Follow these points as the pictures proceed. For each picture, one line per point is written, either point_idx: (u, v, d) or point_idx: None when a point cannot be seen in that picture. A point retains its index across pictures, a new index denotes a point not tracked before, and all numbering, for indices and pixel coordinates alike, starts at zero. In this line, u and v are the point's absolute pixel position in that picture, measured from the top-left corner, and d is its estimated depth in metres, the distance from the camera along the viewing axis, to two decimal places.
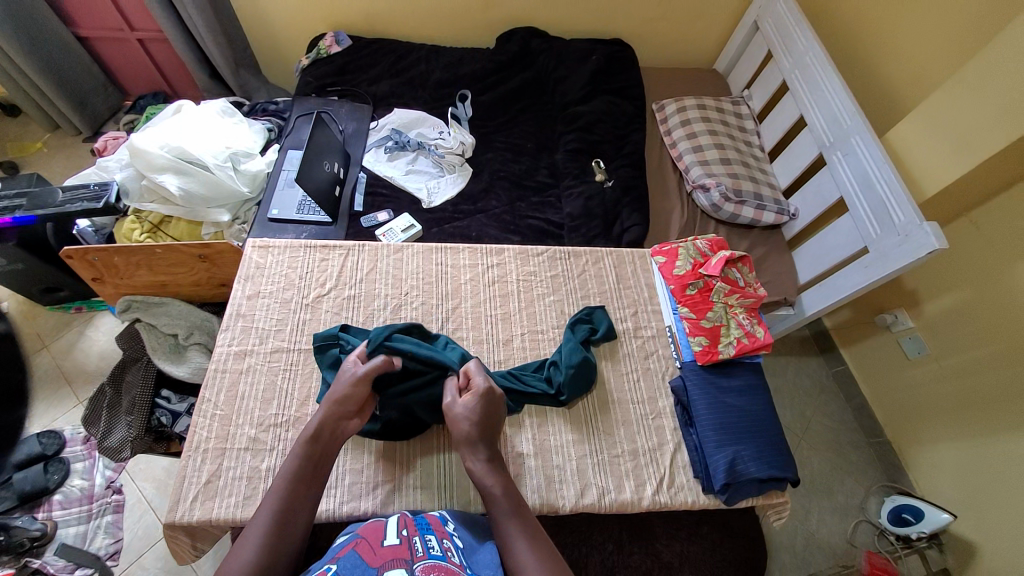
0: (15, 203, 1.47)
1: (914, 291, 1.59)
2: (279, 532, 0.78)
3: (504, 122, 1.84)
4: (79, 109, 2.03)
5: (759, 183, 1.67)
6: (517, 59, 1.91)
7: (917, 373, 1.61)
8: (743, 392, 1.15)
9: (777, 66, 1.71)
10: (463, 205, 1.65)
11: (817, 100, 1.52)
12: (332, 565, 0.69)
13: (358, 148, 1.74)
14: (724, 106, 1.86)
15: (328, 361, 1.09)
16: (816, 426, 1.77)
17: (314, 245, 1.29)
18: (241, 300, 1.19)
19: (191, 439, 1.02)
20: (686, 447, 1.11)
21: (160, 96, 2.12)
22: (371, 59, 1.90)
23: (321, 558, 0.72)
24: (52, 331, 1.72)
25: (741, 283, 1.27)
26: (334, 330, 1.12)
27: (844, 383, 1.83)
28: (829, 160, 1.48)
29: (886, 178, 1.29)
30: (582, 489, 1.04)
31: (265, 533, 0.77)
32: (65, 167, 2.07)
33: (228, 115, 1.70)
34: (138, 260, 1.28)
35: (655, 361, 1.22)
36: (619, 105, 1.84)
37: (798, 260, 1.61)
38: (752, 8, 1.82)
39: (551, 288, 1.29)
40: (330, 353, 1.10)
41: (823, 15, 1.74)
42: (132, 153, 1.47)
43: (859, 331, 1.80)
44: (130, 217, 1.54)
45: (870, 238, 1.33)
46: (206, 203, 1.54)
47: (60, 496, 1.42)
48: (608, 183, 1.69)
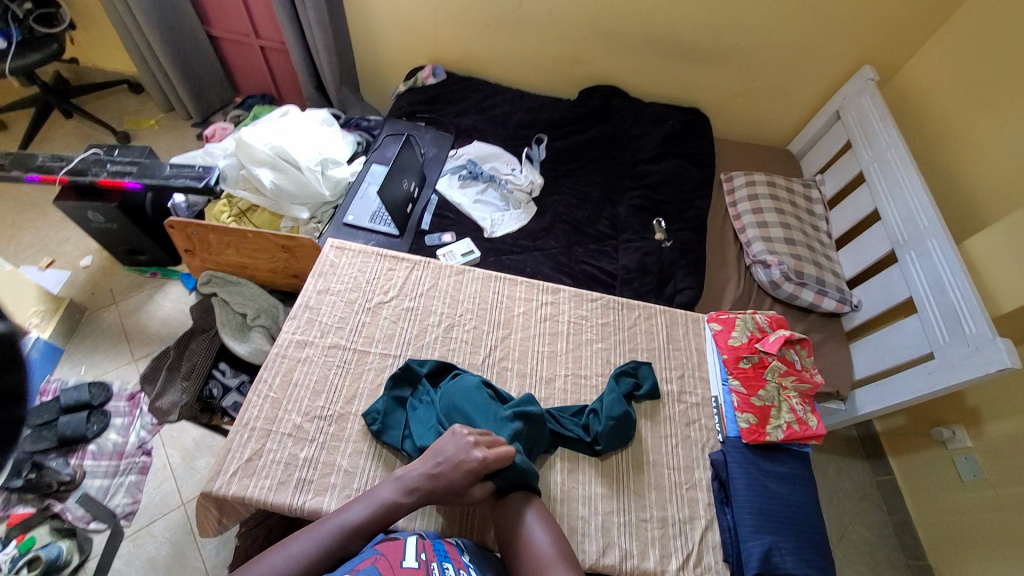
0: (128, 169, 1.64)
1: (975, 408, 1.49)
2: (315, 563, 0.81)
3: (574, 169, 1.91)
4: (195, 98, 2.27)
5: (823, 269, 1.64)
6: (596, 112, 2.00)
7: (971, 498, 1.47)
8: (788, 481, 1.10)
9: (855, 157, 1.71)
10: (523, 239, 1.71)
11: (894, 196, 1.50)
12: None
13: (435, 171, 1.86)
14: (794, 187, 1.85)
15: (392, 393, 1.12)
16: (853, 536, 1.63)
17: (384, 254, 1.37)
18: (311, 293, 1.26)
19: (242, 415, 1.08)
20: (719, 526, 1.06)
21: (267, 98, 2.32)
22: (460, 94, 2.05)
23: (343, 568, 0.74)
24: (125, 289, 1.87)
25: (797, 366, 1.23)
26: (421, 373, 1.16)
27: (889, 495, 1.69)
28: (901, 258, 1.45)
29: (961, 287, 1.25)
30: (604, 547, 1.01)
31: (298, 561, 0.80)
32: (170, 145, 2.30)
33: (327, 125, 1.86)
34: (230, 240, 1.40)
35: (696, 430, 1.18)
36: (688, 169, 1.88)
37: (855, 353, 1.55)
38: (836, 97, 1.84)
39: (600, 336, 1.30)
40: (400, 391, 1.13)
41: (909, 116, 1.74)
42: (238, 145, 1.63)
43: (911, 439, 1.66)
44: (223, 200, 1.68)
45: (937, 344, 1.28)
46: (292, 199, 1.67)
47: (93, 447, 1.52)
48: (666, 243, 1.71)
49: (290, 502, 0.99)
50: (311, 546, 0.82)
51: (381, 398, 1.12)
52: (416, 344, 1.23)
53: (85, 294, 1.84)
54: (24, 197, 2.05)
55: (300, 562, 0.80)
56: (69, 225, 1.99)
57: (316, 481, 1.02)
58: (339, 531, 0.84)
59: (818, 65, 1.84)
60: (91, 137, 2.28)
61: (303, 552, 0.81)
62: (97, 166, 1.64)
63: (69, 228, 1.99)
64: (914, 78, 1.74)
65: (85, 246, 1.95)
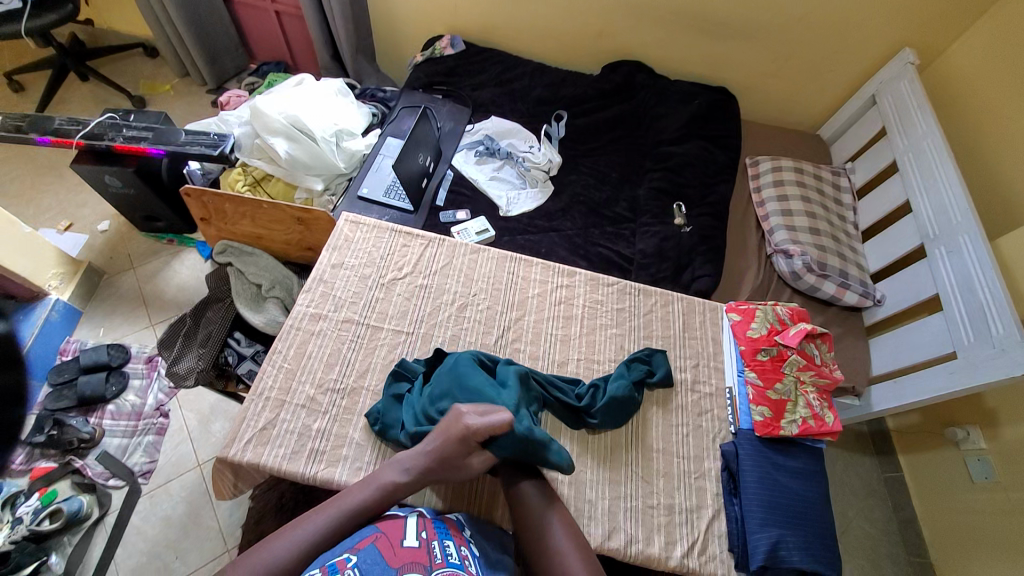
0: (143, 135, 1.62)
1: (995, 410, 1.45)
2: (318, 547, 0.81)
3: (593, 148, 1.86)
4: (210, 63, 2.23)
5: (847, 261, 1.59)
6: (619, 89, 1.93)
7: (982, 501, 1.45)
8: (800, 475, 1.09)
9: (889, 144, 1.63)
10: (538, 220, 1.68)
11: (928, 187, 1.44)
12: (352, 556, 0.74)
13: (451, 146, 1.82)
14: (823, 174, 1.78)
15: (392, 392, 1.09)
16: (857, 530, 1.63)
17: (398, 230, 1.35)
18: (325, 267, 1.26)
19: (257, 385, 1.09)
20: (725, 516, 1.07)
21: (282, 65, 2.28)
22: (479, 66, 1.99)
23: (343, 545, 0.77)
24: (142, 255, 1.89)
25: (817, 361, 1.21)
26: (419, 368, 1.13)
27: (896, 492, 1.68)
28: (930, 253, 1.39)
29: (992, 285, 1.20)
30: (609, 531, 1.01)
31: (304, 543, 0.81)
32: (186, 112, 2.28)
33: (343, 95, 1.82)
34: (245, 211, 1.40)
35: (708, 420, 1.17)
36: (712, 152, 1.81)
37: (874, 349, 1.51)
38: (873, 81, 1.75)
39: (614, 321, 1.28)
40: (399, 386, 1.10)
41: (949, 102, 1.65)
42: (254, 113, 1.61)
43: (924, 438, 1.64)
44: (238, 168, 1.67)
45: (961, 344, 1.24)
46: (307, 170, 1.65)
47: (113, 407, 1.56)
48: (686, 228, 1.67)
49: (303, 471, 1.01)
50: (315, 529, 0.82)
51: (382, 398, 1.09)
52: (428, 322, 1.22)
53: (103, 258, 1.86)
54: (43, 159, 2.05)
55: (308, 539, 0.81)
56: (86, 189, 2.00)
57: (327, 452, 1.04)
58: (346, 511, 0.86)
59: (856, 45, 1.74)
60: (107, 100, 2.27)
61: (304, 538, 0.81)
62: (112, 131, 1.63)
63: (87, 192, 2.00)
64: (956, 62, 1.64)
65: (101, 211, 1.96)
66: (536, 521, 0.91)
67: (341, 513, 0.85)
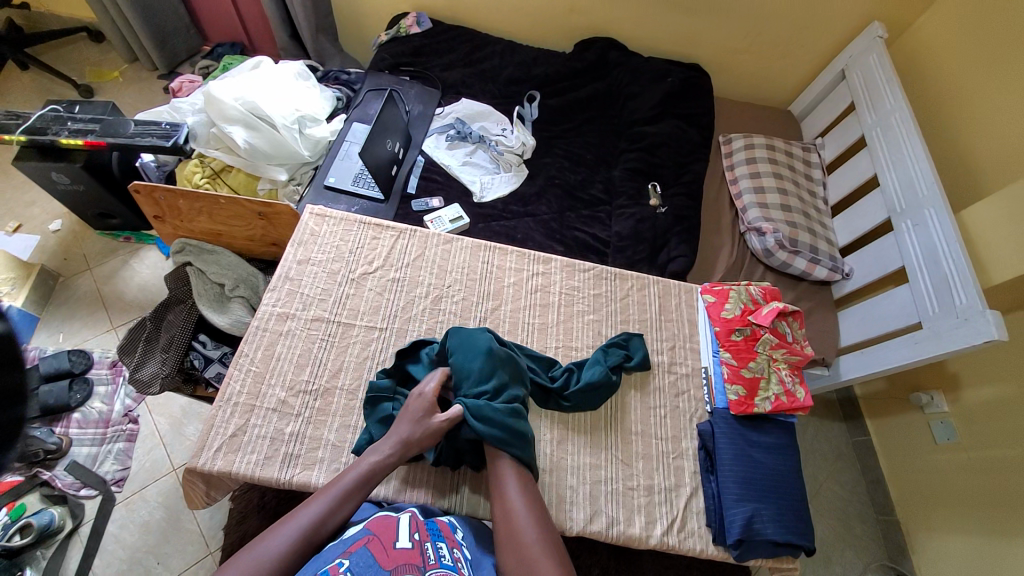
0: (89, 127, 1.51)
1: (956, 375, 1.52)
2: (314, 536, 0.82)
3: (568, 129, 1.83)
4: (160, 47, 2.09)
5: (817, 237, 1.62)
6: (592, 68, 1.88)
7: (942, 460, 1.53)
8: (774, 450, 1.12)
9: (857, 119, 1.65)
10: (513, 205, 1.65)
11: (894, 162, 1.46)
12: (344, 560, 0.72)
13: (420, 131, 1.76)
14: (794, 151, 1.79)
15: (377, 416, 1.03)
16: (827, 493, 1.71)
17: (368, 222, 1.31)
18: (292, 264, 1.21)
19: (225, 390, 1.05)
20: (703, 494, 1.09)
21: (237, 47, 2.15)
22: (447, 46, 1.91)
23: (336, 549, 0.75)
24: (99, 255, 1.79)
25: (789, 339, 1.24)
26: (387, 382, 1.06)
27: (863, 455, 1.76)
28: (896, 227, 1.42)
29: (955, 257, 1.23)
30: (591, 514, 1.03)
31: (304, 529, 0.81)
32: (137, 100, 2.14)
33: (302, 78, 1.72)
34: (200, 206, 1.33)
35: (685, 400, 1.19)
36: (686, 131, 1.80)
37: (843, 322, 1.56)
38: (842, 55, 1.75)
39: (591, 307, 1.28)
40: (383, 408, 1.03)
41: (915, 76, 1.67)
42: (207, 100, 1.51)
43: (890, 404, 1.71)
44: (194, 160, 1.58)
45: (926, 314, 1.28)
46: (267, 159, 1.57)
47: (79, 415, 1.50)
48: (661, 209, 1.66)
49: (279, 476, 0.99)
50: (309, 518, 0.82)
51: (368, 424, 1.03)
52: (403, 316, 1.20)
53: (57, 260, 1.76)
54: None
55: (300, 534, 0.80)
56: (32, 186, 1.87)
57: (303, 456, 1.01)
58: (340, 495, 0.87)
59: (826, 18, 1.73)
60: (50, 90, 2.11)
61: (298, 531, 0.81)
62: (56, 124, 1.52)
63: (33, 189, 1.87)
64: (923, 37, 1.65)
65: (52, 209, 1.84)
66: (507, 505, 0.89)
67: (332, 500, 0.86)
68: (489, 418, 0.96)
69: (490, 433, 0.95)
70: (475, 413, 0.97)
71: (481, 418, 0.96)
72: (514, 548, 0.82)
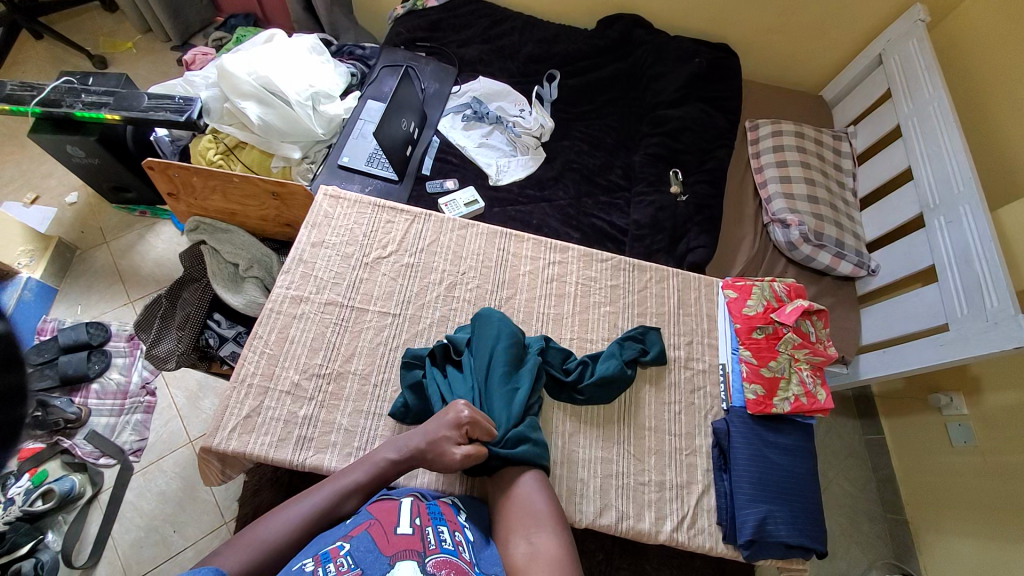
0: (103, 100, 1.50)
1: (978, 378, 1.47)
2: (319, 520, 0.84)
3: (587, 111, 1.76)
4: (173, 18, 2.04)
5: (844, 230, 1.55)
6: (615, 46, 1.81)
7: (957, 463, 1.50)
8: (788, 452, 1.10)
9: (893, 107, 1.56)
10: (530, 189, 1.61)
11: (931, 155, 1.38)
12: (345, 544, 0.73)
13: (436, 110, 1.71)
14: (823, 139, 1.71)
15: (407, 381, 1.06)
16: (836, 490, 1.69)
17: (382, 205, 1.28)
18: (304, 246, 1.20)
19: (238, 371, 1.06)
20: (715, 492, 1.09)
21: (251, 19, 2.11)
22: (465, 20, 1.84)
23: (337, 532, 0.77)
24: (115, 228, 1.79)
25: (812, 338, 1.21)
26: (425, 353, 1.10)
27: (876, 452, 1.73)
28: (928, 223, 1.36)
29: (989, 257, 1.18)
30: (601, 508, 1.03)
31: (309, 515, 0.83)
32: (151, 71, 2.11)
33: (317, 52, 1.68)
34: (215, 184, 1.32)
35: (700, 397, 1.18)
36: (711, 115, 1.73)
37: (865, 318, 1.51)
38: (879, 39, 1.65)
39: (607, 298, 1.26)
40: (413, 374, 1.07)
41: (957, 61, 1.57)
42: (220, 74, 1.48)
43: (907, 403, 1.67)
44: (208, 136, 1.55)
45: (953, 316, 1.23)
46: (281, 136, 1.54)
47: (97, 386, 1.52)
48: (681, 197, 1.61)
49: (291, 459, 1.00)
50: (317, 504, 0.84)
51: (401, 390, 1.06)
52: (416, 303, 1.18)
53: (74, 233, 1.76)
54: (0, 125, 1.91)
55: (299, 523, 0.82)
56: (49, 158, 1.88)
57: (315, 438, 1.02)
58: (343, 489, 0.87)
59: None
60: (65, 61, 2.09)
61: (300, 516, 0.82)
62: (70, 97, 1.50)
63: (50, 161, 1.87)
64: (968, 19, 1.54)
65: (69, 181, 1.84)
66: (526, 507, 0.89)
67: (340, 489, 0.87)
68: (531, 439, 0.97)
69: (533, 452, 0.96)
70: (517, 434, 0.97)
71: (522, 438, 0.97)
72: (520, 517, 0.88)
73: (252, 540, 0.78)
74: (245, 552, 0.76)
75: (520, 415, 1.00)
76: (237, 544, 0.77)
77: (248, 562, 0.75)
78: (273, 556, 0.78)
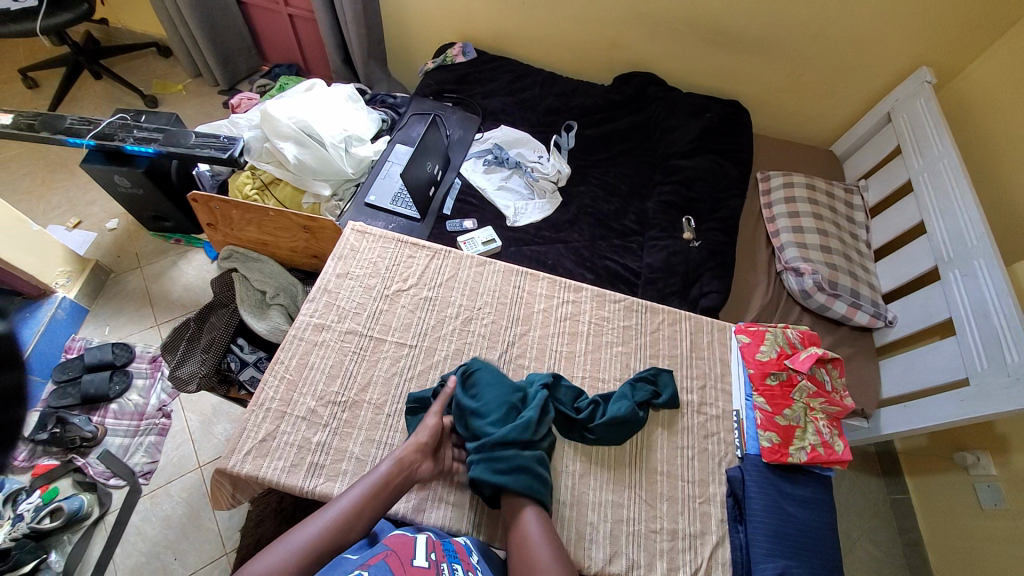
0: (153, 136, 1.63)
1: (1005, 437, 1.41)
2: (347, 526, 0.87)
3: (603, 159, 1.85)
4: (222, 64, 2.23)
5: (859, 280, 1.56)
6: (631, 100, 1.91)
7: (989, 529, 1.41)
8: (806, 504, 1.08)
9: (904, 163, 1.60)
10: (546, 230, 1.66)
11: (943, 210, 1.40)
12: (363, 572, 0.72)
13: (459, 155, 1.81)
14: (835, 192, 1.75)
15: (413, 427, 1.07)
16: (860, 553, 1.59)
17: (405, 240, 1.35)
18: (331, 276, 1.25)
19: (259, 395, 1.08)
20: (730, 544, 1.05)
21: (294, 68, 2.29)
22: (491, 74, 1.98)
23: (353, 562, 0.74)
24: (150, 254, 1.89)
25: (827, 387, 1.20)
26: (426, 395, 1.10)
27: (901, 514, 1.64)
28: (944, 276, 1.36)
29: (1007, 311, 1.17)
30: (611, 555, 0.99)
31: (337, 517, 0.87)
32: (198, 112, 2.29)
33: (352, 100, 1.81)
34: (252, 217, 1.41)
35: (714, 443, 1.16)
36: (723, 166, 1.79)
37: (884, 370, 1.48)
38: (888, 98, 1.72)
39: (620, 338, 1.27)
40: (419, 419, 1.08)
41: (965, 122, 1.62)
42: (264, 117, 1.60)
43: (930, 462, 1.61)
44: (246, 172, 1.67)
45: (974, 370, 1.21)
46: (314, 174, 1.64)
47: (116, 406, 1.56)
48: (694, 243, 1.65)
49: (302, 486, 1.00)
50: (341, 508, 0.88)
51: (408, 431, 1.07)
52: (432, 335, 1.21)
53: (111, 257, 1.86)
54: (54, 156, 2.07)
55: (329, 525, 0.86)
56: (96, 187, 2.01)
57: (327, 467, 1.03)
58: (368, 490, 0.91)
59: (872, 62, 1.71)
60: (120, 99, 2.28)
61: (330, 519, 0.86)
62: (123, 132, 1.64)
63: (95, 190, 2.01)
64: (975, 82, 1.60)
65: (111, 209, 1.97)
66: None
67: (363, 491, 0.91)
68: (525, 470, 0.96)
69: (525, 486, 0.94)
70: (510, 466, 0.96)
71: (510, 468, 0.95)
72: None
73: (289, 544, 0.82)
74: (271, 565, 0.79)
75: (517, 439, 0.99)
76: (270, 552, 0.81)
77: (278, 575, 0.79)
78: (307, 557, 0.82)
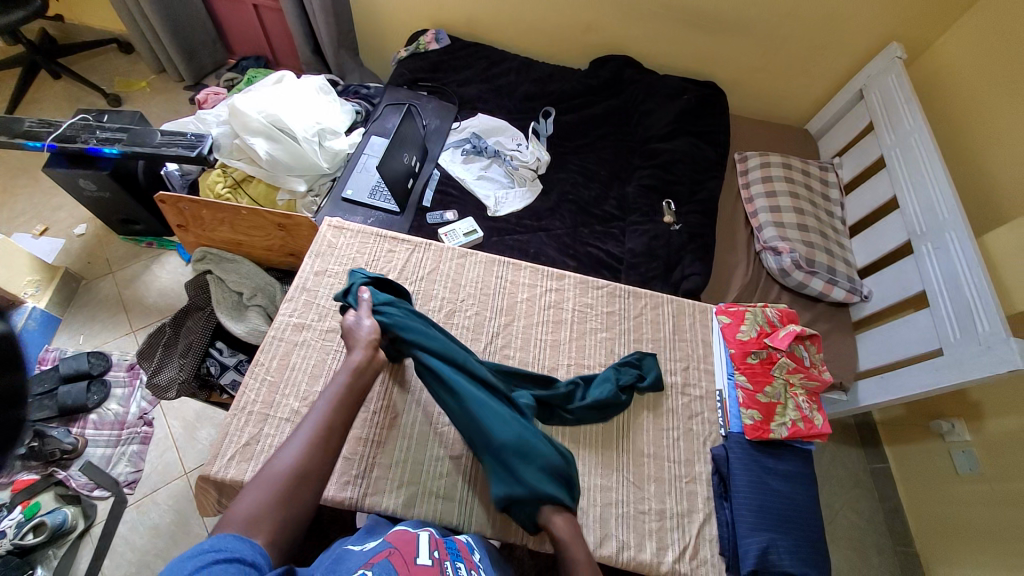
0: (117, 137, 1.57)
1: (977, 404, 1.46)
2: (323, 438, 0.85)
3: (583, 145, 1.84)
4: (186, 59, 2.15)
5: (835, 257, 1.59)
6: (608, 85, 1.90)
7: (962, 492, 1.48)
8: (788, 478, 1.11)
9: (877, 139, 1.63)
10: (527, 219, 1.65)
11: (914, 185, 1.43)
12: (367, 571, 0.71)
13: (437, 146, 1.78)
14: (810, 171, 1.77)
15: None
16: (843, 521, 1.65)
17: (384, 234, 1.32)
18: (309, 274, 1.23)
19: (240, 398, 1.07)
20: (716, 521, 1.07)
21: (262, 61, 2.21)
22: (465, 61, 1.95)
23: (356, 560, 0.74)
24: (121, 259, 1.83)
25: (806, 363, 1.23)
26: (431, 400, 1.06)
27: (881, 482, 1.70)
28: (916, 249, 1.39)
29: (977, 281, 1.21)
30: (601, 538, 1.01)
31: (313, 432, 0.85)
32: (164, 110, 2.20)
33: (324, 92, 1.76)
34: (224, 217, 1.37)
35: (699, 423, 1.18)
36: (701, 148, 1.79)
37: (861, 344, 1.52)
38: (859, 76, 1.74)
39: (604, 324, 1.28)
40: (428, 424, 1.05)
41: (935, 96, 1.64)
42: (232, 112, 1.56)
43: (907, 431, 1.67)
44: (217, 170, 1.62)
45: (946, 340, 1.25)
46: (288, 170, 1.60)
47: (95, 416, 1.52)
48: (675, 226, 1.66)
49: None
50: (312, 425, 0.86)
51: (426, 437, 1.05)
52: None
53: (81, 263, 1.80)
54: (14, 160, 1.98)
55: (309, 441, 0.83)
56: (59, 192, 1.93)
57: None
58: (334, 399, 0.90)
59: (844, 39, 1.72)
60: (79, 99, 2.19)
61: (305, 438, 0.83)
62: (85, 133, 1.57)
63: (60, 194, 1.93)
64: (944, 57, 1.63)
65: (78, 214, 1.89)
66: None
67: (330, 400, 0.90)
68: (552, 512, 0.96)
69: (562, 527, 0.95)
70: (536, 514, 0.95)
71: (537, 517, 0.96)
72: None
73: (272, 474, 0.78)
74: (261, 496, 0.75)
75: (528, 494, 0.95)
76: (258, 488, 0.76)
77: (272, 501, 0.75)
78: (294, 479, 0.78)
